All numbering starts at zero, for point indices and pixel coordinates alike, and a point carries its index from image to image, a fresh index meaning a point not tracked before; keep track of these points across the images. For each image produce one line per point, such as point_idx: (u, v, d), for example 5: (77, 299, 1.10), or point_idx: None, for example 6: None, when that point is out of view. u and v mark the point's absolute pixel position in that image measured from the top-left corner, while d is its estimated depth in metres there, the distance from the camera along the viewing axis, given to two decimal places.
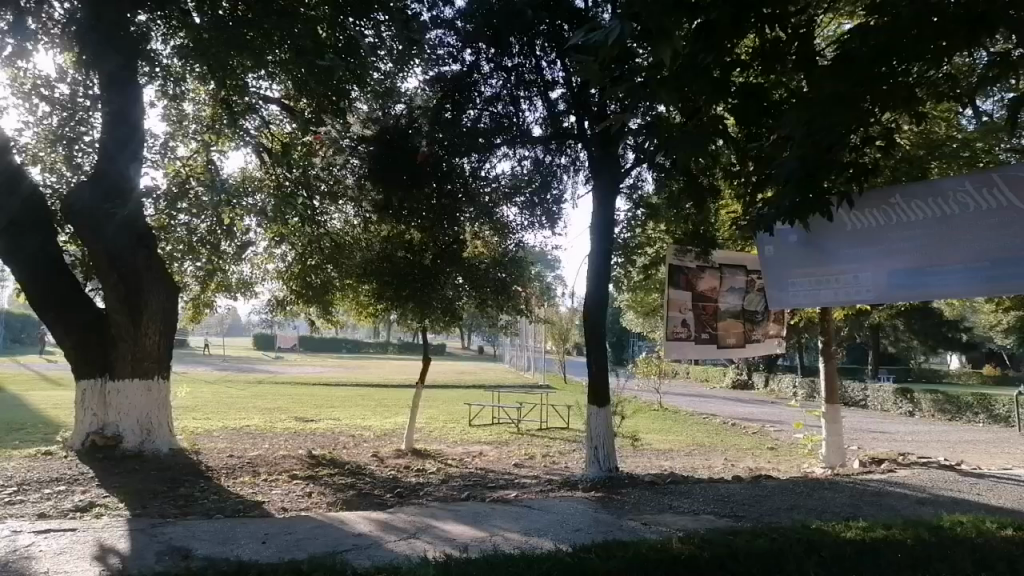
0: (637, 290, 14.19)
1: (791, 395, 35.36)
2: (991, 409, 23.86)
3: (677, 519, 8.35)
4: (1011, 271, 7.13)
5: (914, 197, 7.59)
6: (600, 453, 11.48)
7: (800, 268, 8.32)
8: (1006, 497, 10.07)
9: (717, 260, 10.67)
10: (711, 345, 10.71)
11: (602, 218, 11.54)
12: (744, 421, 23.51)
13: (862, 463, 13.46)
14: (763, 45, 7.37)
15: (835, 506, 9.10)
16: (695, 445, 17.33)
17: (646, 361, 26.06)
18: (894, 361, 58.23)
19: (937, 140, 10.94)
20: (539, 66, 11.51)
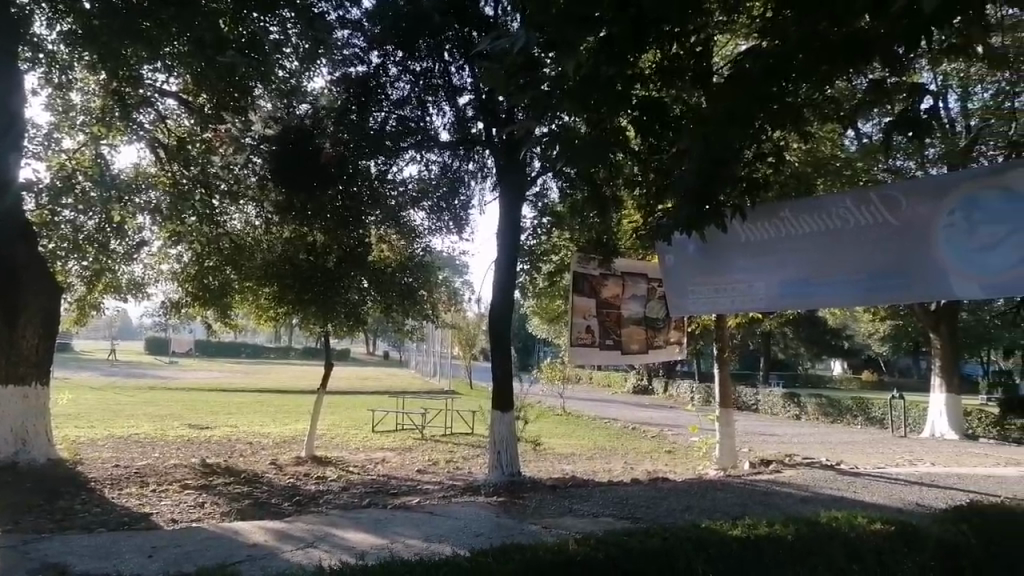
0: (542, 296, 14.42)
1: (688, 399, 36.68)
2: (868, 412, 25.46)
3: (577, 522, 8.58)
4: (886, 283, 7.55)
5: (801, 211, 8.00)
6: (503, 457, 11.57)
7: (699, 277, 8.65)
8: (880, 494, 10.81)
9: (620, 268, 11.01)
10: (615, 351, 10.91)
11: (509, 225, 11.65)
12: (643, 425, 24.20)
13: (751, 464, 14.12)
14: (664, 63, 7.63)
15: (726, 507, 9.55)
16: (596, 450, 17.73)
17: (550, 366, 26.44)
18: (784, 367, 61.29)
19: (823, 160, 11.60)
20: (447, 70, 11.41)
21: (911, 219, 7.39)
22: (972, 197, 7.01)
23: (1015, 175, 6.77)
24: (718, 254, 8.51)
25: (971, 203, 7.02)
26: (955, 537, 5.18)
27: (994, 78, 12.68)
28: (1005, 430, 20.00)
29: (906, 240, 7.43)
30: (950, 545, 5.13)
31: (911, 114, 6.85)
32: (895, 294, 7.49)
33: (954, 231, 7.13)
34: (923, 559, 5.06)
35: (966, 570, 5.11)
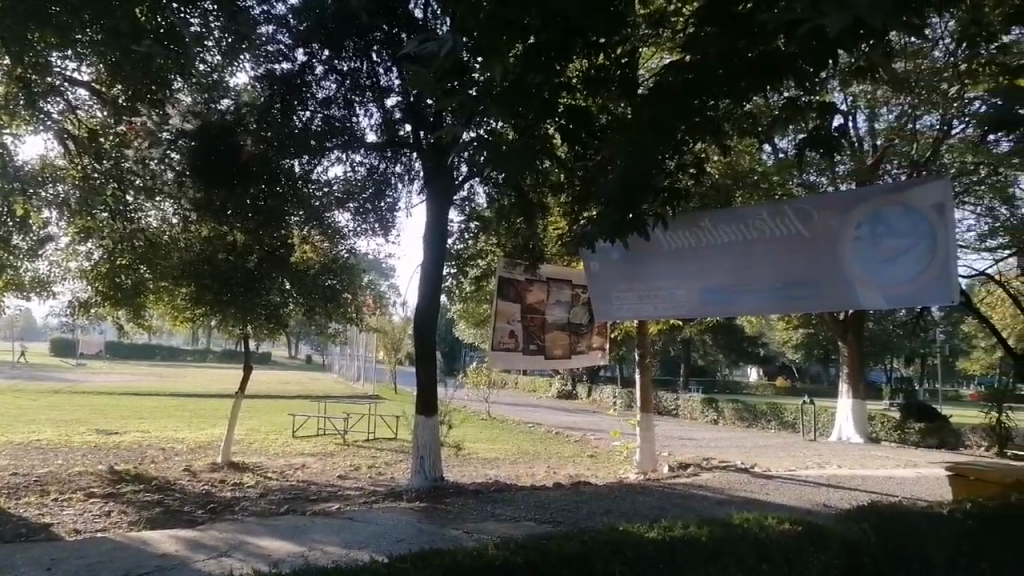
0: (469, 300, 14.47)
1: (611, 404, 37.26)
2: (781, 417, 26.41)
3: (498, 527, 8.62)
4: (799, 292, 7.81)
5: (720, 222, 8.19)
6: (426, 462, 11.48)
7: (623, 283, 8.77)
8: (790, 495, 11.26)
9: (545, 274, 11.01)
10: (538, 355, 11.02)
11: (435, 229, 11.66)
12: (567, 430, 24.45)
13: (670, 467, 14.46)
14: (590, 72, 7.77)
15: (644, 509, 9.77)
16: (519, 454, 17.82)
17: (476, 371, 26.42)
18: (704, 373, 63.04)
19: (742, 172, 12.00)
20: (375, 71, 11.37)
21: (823, 232, 7.68)
22: (879, 213, 7.34)
23: (918, 193, 7.13)
24: (640, 261, 8.65)
25: (879, 218, 7.36)
26: (856, 536, 5.42)
27: (898, 100, 13.42)
28: (906, 433, 21.08)
29: (818, 252, 7.73)
30: (851, 544, 5.36)
31: (823, 132, 7.20)
32: (806, 303, 7.77)
33: (862, 244, 7.47)
34: (827, 558, 5.26)
35: (866, 567, 5.33)
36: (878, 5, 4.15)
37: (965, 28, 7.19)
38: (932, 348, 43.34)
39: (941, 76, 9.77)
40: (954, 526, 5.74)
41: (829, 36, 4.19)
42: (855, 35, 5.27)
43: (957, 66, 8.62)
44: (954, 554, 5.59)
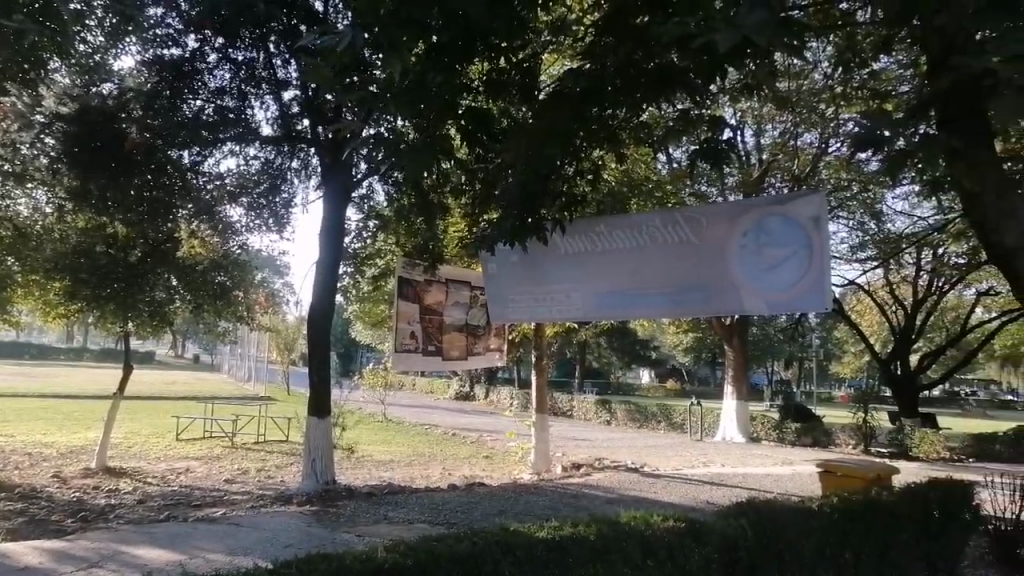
0: (366, 300, 14.33)
1: (507, 406, 37.50)
2: (670, 418, 27.33)
3: (391, 530, 8.55)
4: (684, 299, 7.73)
5: (612, 227, 8.10)
6: (318, 464, 11.23)
7: (519, 285, 8.70)
8: (676, 493, 11.70)
9: (443, 274, 11.00)
10: (437, 357, 10.87)
11: (331, 226, 11.42)
12: (463, 431, 24.42)
13: (563, 467, 14.70)
14: (489, 75, 7.81)
15: (536, 509, 9.92)
16: (415, 456, 17.67)
17: (372, 372, 26.03)
18: (598, 376, 64.51)
19: (637, 181, 12.38)
20: (271, 62, 11.07)
21: (708, 239, 7.60)
22: (761, 223, 7.31)
23: (796, 204, 7.15)
24: (535, 264, 8.57)
25: (760, 228, 7.33)
26: (734, 531, 5.59)
27: (781, 119, 14.22)
28: (784, 432, 22.30)
29: (704, 258, 7.64)
30: (731, 538, 5.54)
31: (713, 145, 7.51)
32: (692, 309, 7.69)
33: (745, 253, 7.42)
34: (707, 553, 5.41)
35: (742, 561, 5.54)
36: (765, 25, 4.41)
37: (840, 54, 7.74)
38: (809, 352, 46.04)
39: (818, 98, 10.46)
40: (821, 519, 6.08)
41: (718, 50, 4.42)
42: (743, 52, 5.55)
43: (831, 88, 9.25)
44: (821, 545, 5.98)
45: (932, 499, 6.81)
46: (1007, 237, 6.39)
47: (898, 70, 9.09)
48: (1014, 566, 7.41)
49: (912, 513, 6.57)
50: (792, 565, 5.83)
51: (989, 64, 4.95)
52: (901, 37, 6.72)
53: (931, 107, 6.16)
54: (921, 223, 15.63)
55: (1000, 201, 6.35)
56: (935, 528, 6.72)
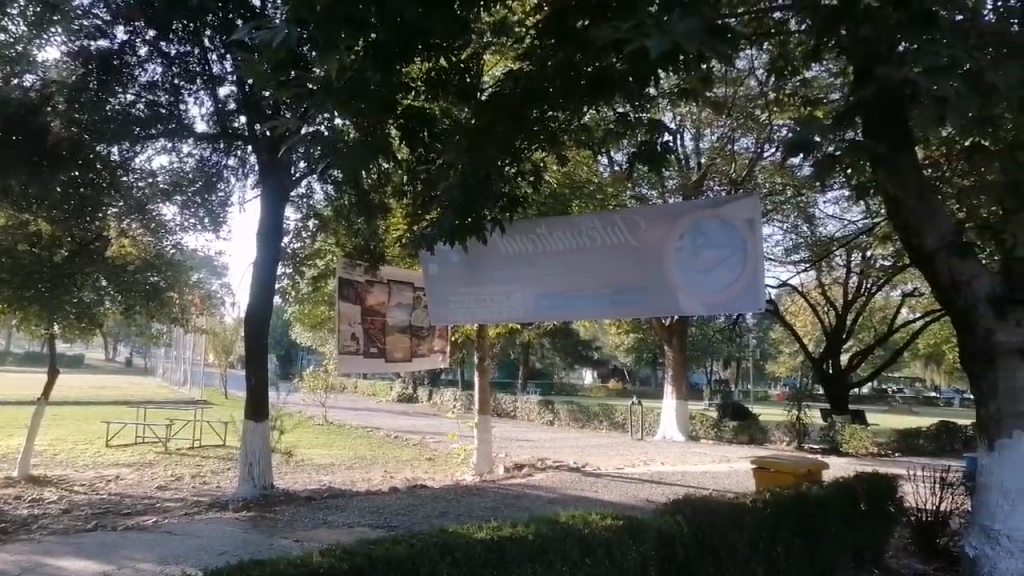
0: (305, 302, 14.11)
1: (450, 407, 37.35)
2: (611, 417, 27.64)
3: (329, 535, 8.44)
4: (625, 300, 7.76)
5: (553, 228, 8.08)
6: (255, 470, 10.99)
7: (461, 287, 8.57)
8: (616, 492, 11.84)
9: (385, 275, 10.88)
10: (380, 359, 10.66)
11: (269, 226, 11.19)
12: (406, 434, 24.21)
13: (506, 468, 14.71)
14: (429, 75, 7.81)
15: (478, 511, 9.91)
16: (356, 459, 17.43)
17: (313, 375, 25.59)
18: (542, 377, 64.79)
19: (579, 182, 12.51)
20: (207, 57, 10.83)
21: (647, 241, 7.66)
22: (698, 224, 7.42)
23: (731, 207, 7.31)
24: (477, 265, 8.47)
25: (697, 230, 7.43)
26: (671, 527, 5.65)
27: (718, 124, 14.60)
28: (722, 431, 22.73)
29: (644, 260, 7.69)
30: (667, 534, 5.59)
31: (651, 148, 7.64)
32: (632, 310, 7.72)
33: (684, 255, 7.51)
34: (645, 550, 5.44)
35: (679, 556, 5.60)
36: (693, 33, 4.54)
37: (774, 61, 7.96)
38: (746, 352, 47.19)
39: (752, 104, 10.75)
40: (754, 514, 6.21)
41: (651, 56, 4.51)
42: (677, 60, 5.65)
43: (765, 94, 9.52)
44: (754, 540, 6.13)
45: (858, 494, 7.06)
46: (927, 240, 6.73)
47: (830, 79, 9.41)
48: (933, 555, 7.72)
49: (839, 506, 6.81)
50: (726, 560, 5.94)
51: (909, 74, 5.17)
52: (828, 47, 6.95)
53: (857, 114, 6.42)
54: (851, 226, 16.20)
55: (921, 206, 6.71)
56: (861, 521, 6.97)
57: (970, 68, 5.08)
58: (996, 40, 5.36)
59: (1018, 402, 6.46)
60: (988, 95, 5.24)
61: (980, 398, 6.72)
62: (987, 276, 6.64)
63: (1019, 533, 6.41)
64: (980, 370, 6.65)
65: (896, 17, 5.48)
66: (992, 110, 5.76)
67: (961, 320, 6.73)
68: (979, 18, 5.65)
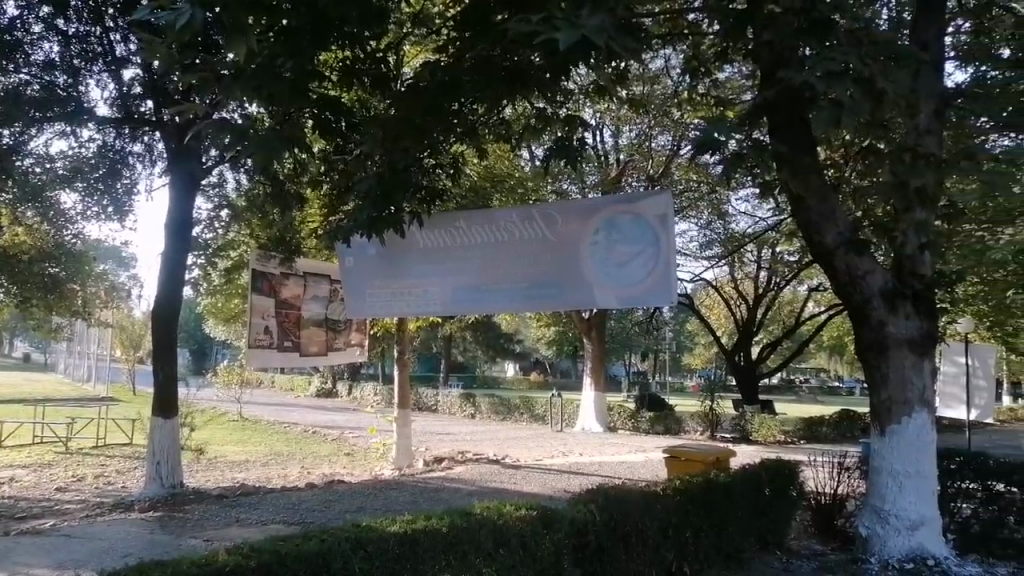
0: (218, 294, 13.71)
1: (370, 402, 36.89)
2: (532, 410, 27.89)
3: (240, 534, 8.25)
4: (541, 293, 7.77)
5: (471, 221, 8.02)
6: (162, 468, 10.60)
7: (377, 280, 8.43)
8: (535, 483, 11.98)
9: (301, 268, 10.66)
10: (294, 353, 10.45)
11: (179, 216, 10.82)
12: (324, 429, 23.80)
13: (426, 461, 14.68)
14: (344, 64, 7.68)
15: (395, 505, 9.86)
16: (271, 455, 17.04)
17: (227, 370, 24.85)
18: (464, 371, 64.81)
19: (499, 176, 12.59)
20: (109, 38, 10.41)
21: (563, 235, 7.70)
22: (614, 219, 7.52)
23: (646, 203, 7.45)
24: (394, 258, 8.35)
25: (614, 224, 7.54)
26: (585, 516, 5.67)
27: (638, 121, 14.95)
28: (638, 422, 23.08)
29: (559, 255, 7.73)
30: (581, 524, 5.60)
31: (567, 143, 7.75)
32: (547, 303, 7.75)
33: (598, 250, 7.59)
34: (559, 539, 5.43)
35: (592, 544, 5.64)
36: (601, 29, 4.64)
37: (688, 62, 8.22)
38: (663, 346, 48.41)
39: (668, 104, 11.05)
40: (664, 501, 6.34)
41: (562, 49, 4.56)
42: (590, 57, 5.72)
43: (680, 94, 9.82)
44: (665, 527, 6.27)
45: (763, 480, 7.36)
46: (827, 237, 7.07)
47: (739, 81, 9.79)
48: (831, 536, 8.16)
49: (743, 491, 7.08)
50: (639, 547, 6.04)
51: (809, 77, 5.40)
52: (736, 49, 7.19)
53: (762, 114, 6.67)
54: (761, 223, 16.85)
55: (821, 204, 7.05)
56: (764, 505, 7.29)
57: (863, 74, 5.37)
58: (887, 48, 5.69)
59: (907, 389, 6.90)
60: (879, 99, 5.54)
61: (873, 386, 7.10)
62: (880, 272, 7.03)
63: (906, 513, 6.84)
64: (873, 360, 7.03)
65: (797, 23, 5.71)
66: (884, 113, 6.10)
67: (857, 314, 7.09)
68: (873, 27, 5.97)
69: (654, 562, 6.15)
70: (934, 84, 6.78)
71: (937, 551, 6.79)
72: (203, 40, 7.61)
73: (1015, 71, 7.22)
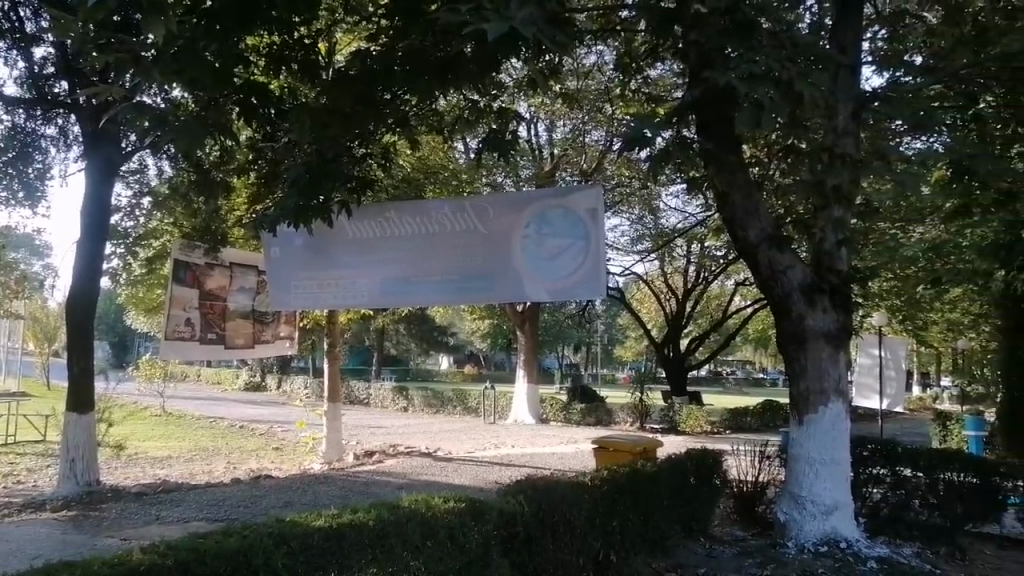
0: (139, 285, 13.22)
1: (301, 395, 36.21)
2: (466, 402, 27.84)
3: (160, 532, 8.00)
4: (471, 285, 7.77)
5: (402, 213, 7.94)
6: (77, 465, 10.19)
7: (304, 271, 8.26)
8: (466, 475, 11.99)
9: (227, 258, 10.36)
10: (218, 346, 10.15)
11: (96, 203, 10.39)
12: (252, 423, 23.24)
13: (356, 455, 14.51)
14: (271, 50, 7.48)
15: (323, 500, 9.74)
16: (196, 451, 16.57)
17: (149, 363, 23.99)
18: (398, 364, 64.30)
19: (433, 169, 12.52)
20: (19, 14, 9.89)
21: (495, 228, 7.70)
22: (544, 213, 7.56)
23: (577, 197, 7.51)
24: (322, 249, 8.20)
25: (545, 218, 7.58)
26: (513, 507, 5.68)
27: (571, 115, 15.08)
28: (570, 413, 23.36)
29: (490, 247, 7.72)
30: (509, 515, 5.62)
31: (500, 136, 7.76)
32: (477, 296, 7.74)
33: (530, 243, 7.62)
34: (487, 530, 5.42)
35: (520, 535, 5.66)
36: (530, 22, 4.66)
37: (620, 59, 8.33)
38: (596, 338, 49.07)
39: (601, 100, 11.19)
40: (592, 492, 6.41)
41: (491, 41, 4.55)
42: (521, 49, 5.75)
43: (611, 90, 9.95)
44: (592, 517, 6.34)
45: (688, 468, 7.56)
46: (750, 234, 7.28)
47: (669, 78, 9.98)
48: (752, 522, 8.44)
49: (668, 479, 7.23)
50: (566, 538, 6.07)
51: (732, 78, 5.55)
52: (665, 48, 7.33)
53: (689, 112, 6.81)
54: (691, 218, 17.24)
55: (745, 201, 7.27)
56: (689, 493, 7.49)
57: (782, 76, 5.55)
58: (806, 51, 5.89)
59: (823, 380, 7.18)
60: (798, 100, 5.74)
61: (792, 377, 7.36)
62: (799, 267, 7.27)
63: (821, 499, 7.12)
64: (792, 352, 7.28)
65: (723, 24, 5.90)
66: (803, 114, 6.32)
67: (777, 307, 7.33)
68: (794, 30, 6.17)
69: (582, 553, 6.20)
70: (850, 87, 7.06)
71: (849, 535, 7.11)
72: (122, 21, 7.33)
73: (926, 76, 7.58)
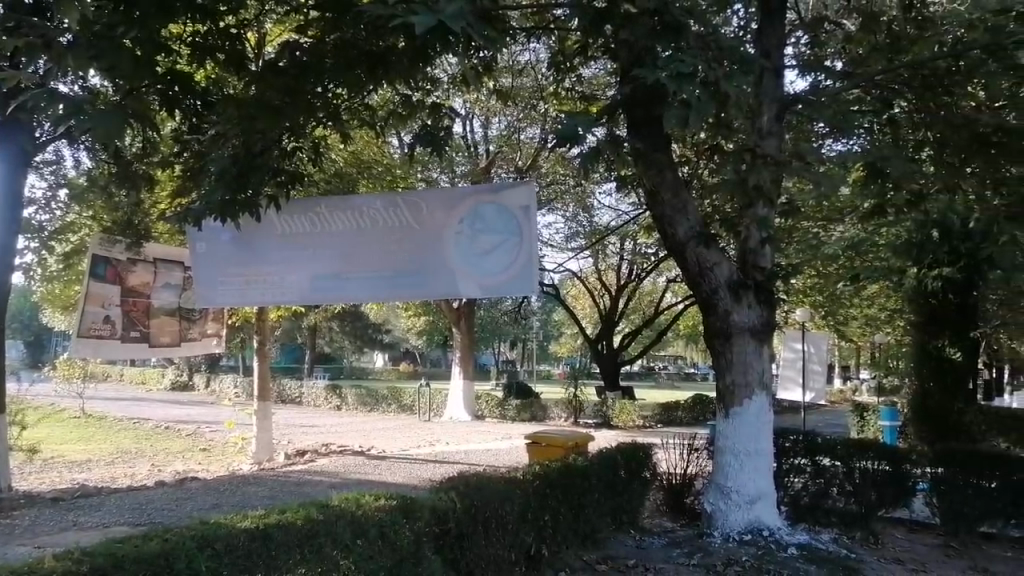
0: (55, 281, 12.64)
1: (229, 395, 35.23)
2: (400, 400, 27.58)
3: (76, 538, 7.67)
4: (402, 281, 7.70)
5: (332, 209, 7.83)
6: None
7: (231, 267, 8.07)
8: (400, 473, 11.89)
9: (150, 253, 9.98)
10: (141, 344, 9.83)
11: (7, 194, 9.91)
12: (177, 424, 22.49)
13: (287, 455, 14.21)
14: (195, 39, 7.25)
15: (252, 501, 9.51)
16: (117, 454, 15.94)
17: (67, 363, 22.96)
18: (332, 362, 63.29)
19: (366, 164, 12.36)
20: None
21: (426, 224, 7.65)
22: (476, 210, 7.53)
23: (509, 194, 7.50)
24: (249, 245, 8.02)
25: (476, 214, 7.56)
26: (445, 505, 5.66)
27: (506, 112, 15.10)
28: (506, 409, 23.42)
29: (422, 243, 7.67)
30: (441, 512, 5.59)
31: (432, 131, 7.71)
32: (409, 292, 7.68)
33: (461, 239, 7.59)
34: (418, 528, 5.38)
35: (452, 532, 5.65)
36: (459, 15, 4.63)
37: (554, 57, 8.38)
38: (532, 336, 49.34)
39: (534, 97, 11.25)
40: (524, 487, 6.43)
41: (419, 32, 4.50)
42: (454, 45, 5.71)
43: (545, 88, 10.00)
44: (524, 513, 6.35)
45: (619, 462, 7.68)
46: (679, 231, 7.44)
47: (601, 78, 10.11)
48: (680, 513, 8.65)
49: (598, 473, 7.33)
50: (498, 534, 6.07)
51: (661, 77, 5.64)
52: (596, 47, 7.42)
53: (620, 111, 6.91)
54: (624, 216, 17.51)
55: (673, 199, 7.42)
56: (620, 486, 7.61)
57: (709, 76, 5.66)
58: (731, 53, 6.04)
59: (747, 373, 7.40)
60: (724, 101, 5.88)
61: (718, 370, 7.55)
62: (726, 264, 7.47)
63: (745, 489, 7.35)
64: (719, 346, 7.48)
65: (652, 24, 6.01)
66: (729, 115, 6.48)
67: (704, 303, 7.51)
68: (720, 32, 6.31)
69: (514, 548, 6.22)
70: (774, 90, 7.28)
71: (771, 523, 7.36)
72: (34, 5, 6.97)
73: (845, 80, 7.86)
